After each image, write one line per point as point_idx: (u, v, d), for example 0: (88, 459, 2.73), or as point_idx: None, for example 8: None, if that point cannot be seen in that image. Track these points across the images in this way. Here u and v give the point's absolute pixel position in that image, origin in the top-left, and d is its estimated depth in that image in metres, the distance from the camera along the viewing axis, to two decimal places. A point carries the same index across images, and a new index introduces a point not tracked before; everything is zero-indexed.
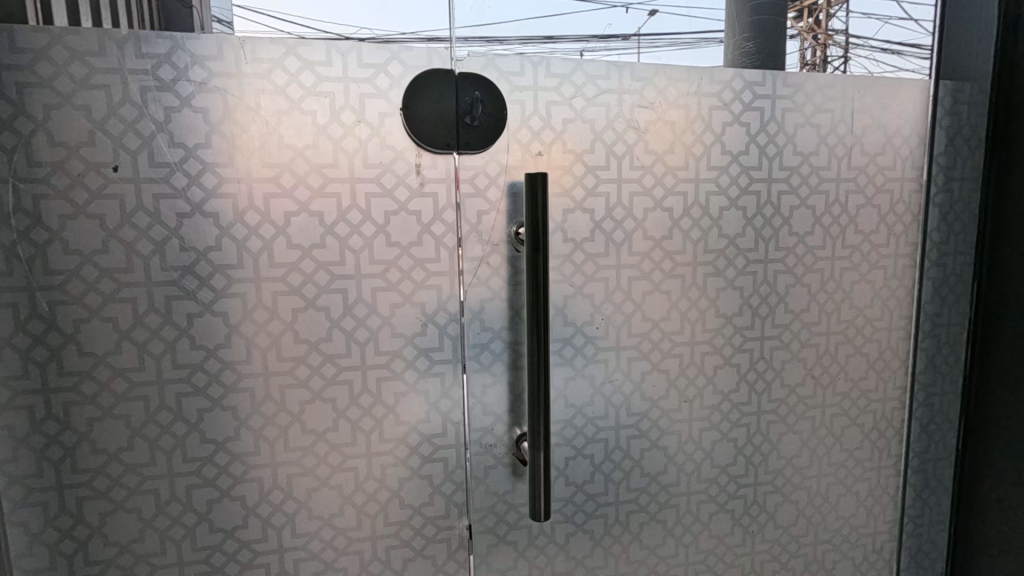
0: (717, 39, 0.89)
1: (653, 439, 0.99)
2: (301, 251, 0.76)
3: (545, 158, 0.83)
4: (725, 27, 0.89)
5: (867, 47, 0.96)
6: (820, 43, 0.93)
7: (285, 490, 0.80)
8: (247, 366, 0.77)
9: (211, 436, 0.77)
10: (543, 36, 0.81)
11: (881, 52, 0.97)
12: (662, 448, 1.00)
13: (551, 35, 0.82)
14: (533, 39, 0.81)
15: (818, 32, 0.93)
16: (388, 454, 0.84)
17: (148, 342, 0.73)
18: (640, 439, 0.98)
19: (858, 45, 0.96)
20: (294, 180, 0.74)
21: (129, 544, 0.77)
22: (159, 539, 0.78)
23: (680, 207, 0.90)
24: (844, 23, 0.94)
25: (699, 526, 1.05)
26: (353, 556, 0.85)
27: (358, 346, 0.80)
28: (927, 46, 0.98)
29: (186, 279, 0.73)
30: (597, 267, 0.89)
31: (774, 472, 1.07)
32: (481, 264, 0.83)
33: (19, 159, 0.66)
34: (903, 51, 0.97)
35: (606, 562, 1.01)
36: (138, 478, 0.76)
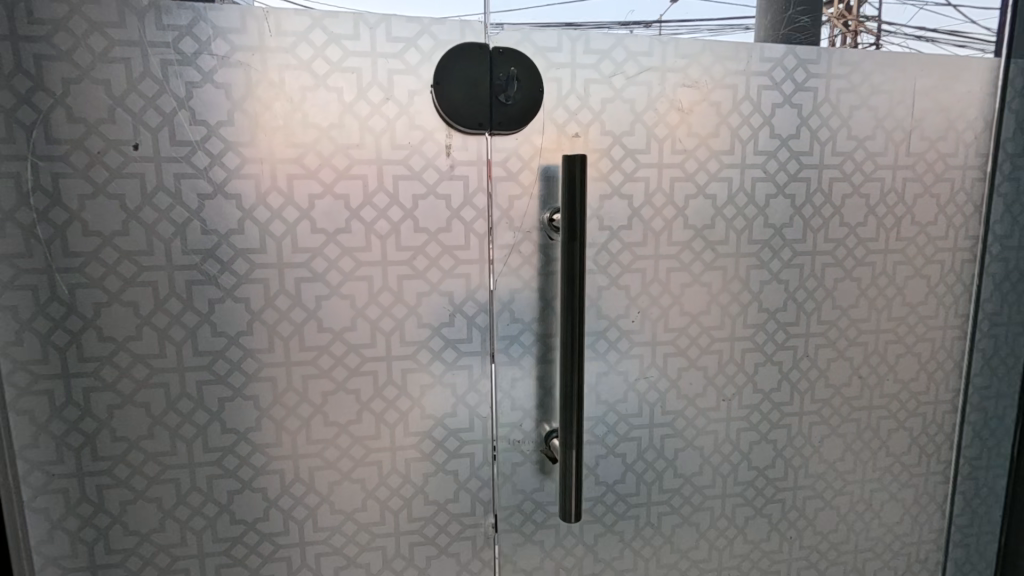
0: (741, 27, 0.81)
1: (687, 439, 0.94)
2: (325, 236, 0.72)
3: (582, 141, 0.78)
4: (754, 13, 0.82)
5: (900, 34, 0.88)
6: (852, 29, 0.86)
7: (307, 483, 0.78)
8: (270, 355, 0.74)
9: (232, 425, 0.75)
10: (563, 22, 0.75)
11: (915, 39, 0.89)
12: (697, 449, 0.95)
13: (572, 22, 0.76)
14: (551, 26, 0.75)
15: (849, 19, 0.85)
16: (413, 448, 0.80)
17: (169, 328, 0.71)
18: (674, 439, 0.93)
19: (891, 32, 0.88)
20: (319, 161, 0.71)
21: (149, 534, 0.75)
22: (179, 530, 0.76)
23: (723, 194, 0.85)
24: (877, 9, 0.87)
25: (734, 530, 1.00)
26: (376, 552, 0.82)
27: (384, 336, 0.77)
28: (965, 34, 0.91)
29: (208, 263, 0.70)
30: (634, 256, 0.84)
31: (815, 476, 1.02)
32: (512, 252, 0.79)
33: (37, 136, 0.64)
34: (938, 39, 0.89)
35: (636, 565, 0.96)
36: (158, 466, 0.74)
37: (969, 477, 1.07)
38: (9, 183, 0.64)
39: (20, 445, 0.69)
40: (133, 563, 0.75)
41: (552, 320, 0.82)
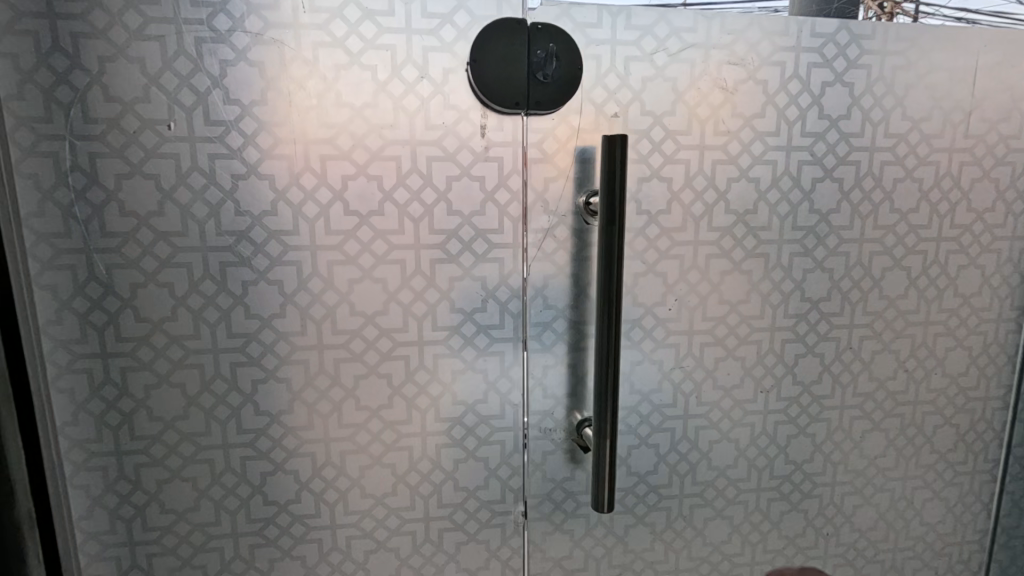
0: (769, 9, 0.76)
1: (722, 431, 0.91)
2: (358, 218, 0.71)
3: (620, 121, 0.75)
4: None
5: (938, 16, 0.82)
6: (886, 11, 0.80)
7: (338, 467, 0.78)
8: (302, 338, 0.73)
9: (265, 408, 0.75)
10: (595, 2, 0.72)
11: (954, 21, 0.82)
12: (732, 441, 0.92)
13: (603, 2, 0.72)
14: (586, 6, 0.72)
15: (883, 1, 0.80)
16: (444, 434, 0.79)
17: (203, 310, 0.71)
18: (708, 431, 0.91)
19: (928, 14, 0.82)
20: (352, 142, 0.69)
21: (185, 513, 0.76)
22: (214, 510, 0.76)
23: (767, 178, 0.81)
24: None
25: (768, 525, 0.98)
26: (405, 536, 0.82)
27: (415, 321, 0.75)
28: (1011, 15, 0.83)
29: (241, 245, 0.70)
30: (671, 242, 0.81)
31: (854, 471, 0.98)
32: (546, 237, 0.77)
33: (75, 115, 0.64)
34: (980, 20, 0.83)
35: (666, 558, 0.95)
36: (193, 447, 0.74)
37: (1018, 476, 1.03)
38: (48, 162, 0.65)
39: (61, 423, 0.71)
40: (169, 540, 0.76)
41: (586, 307, 0.80)
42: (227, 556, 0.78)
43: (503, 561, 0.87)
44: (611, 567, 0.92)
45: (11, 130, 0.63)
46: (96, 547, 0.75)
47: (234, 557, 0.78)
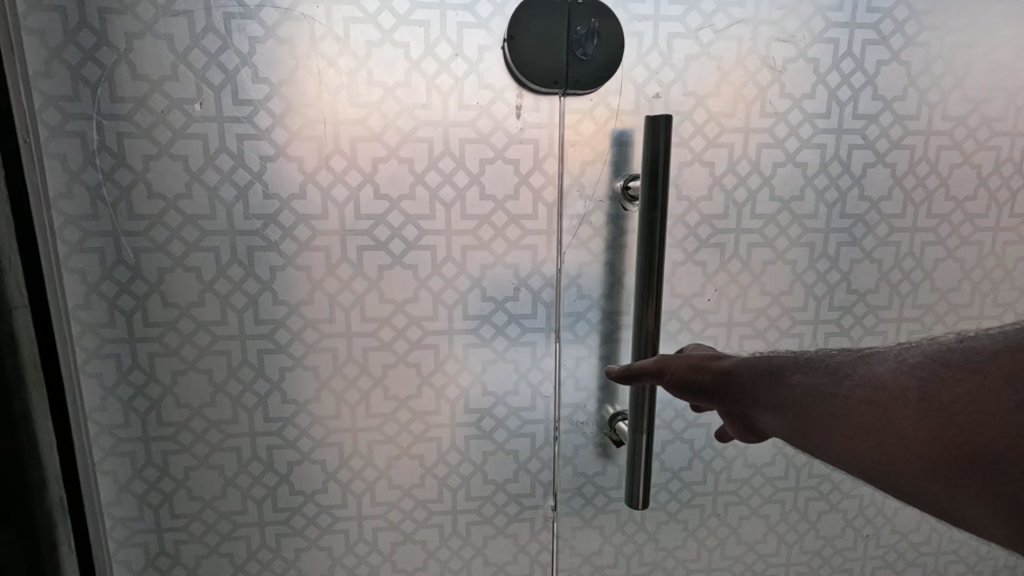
0: None
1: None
2: (388, 202, 0.69)
3: (662, 102, 0.72)
4: None
5: None
6: None
7: (365, 458, 0.76)
8: (331, 325, 0.72)
9: (292, 395, 0.73)
10: None
11: None
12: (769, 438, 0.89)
13: None
14: None
15: None
16: (474, 426, 0.77)
17: (230, 295, 0.69)
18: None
19: None
20: (383, 122, 0.67)
21: (212, 500, 0.75)
22: (241, 498, 0.75)
23: (816, 162, 0.77)
24: None
25: (805, 524, 0.94)
26: (432, 529, 0.79)
27: (446, 309, 0.73)
28: None
29: (269, 229, 0.68)
30: (712, 230, 0.78)
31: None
32: (581, 224, 0.74)
33: (102, 94, 0.62)
34: None
35: (698, 556, 0.92)
36: (221, 434, 0.73)
37: None
38: (76, 142, 0.63)
39: (90, 408, 0.70)
40: (196, 528, 0.75)
41: (621, 296, 0.77)
42: (253, 545, 0.77)
43: (532, 557, 0.84)
44: (641, 565, 0.89)
45: (39, 109, 0.62)
46: (125, 533, 0.74)
47: (261, 546, 0.77)
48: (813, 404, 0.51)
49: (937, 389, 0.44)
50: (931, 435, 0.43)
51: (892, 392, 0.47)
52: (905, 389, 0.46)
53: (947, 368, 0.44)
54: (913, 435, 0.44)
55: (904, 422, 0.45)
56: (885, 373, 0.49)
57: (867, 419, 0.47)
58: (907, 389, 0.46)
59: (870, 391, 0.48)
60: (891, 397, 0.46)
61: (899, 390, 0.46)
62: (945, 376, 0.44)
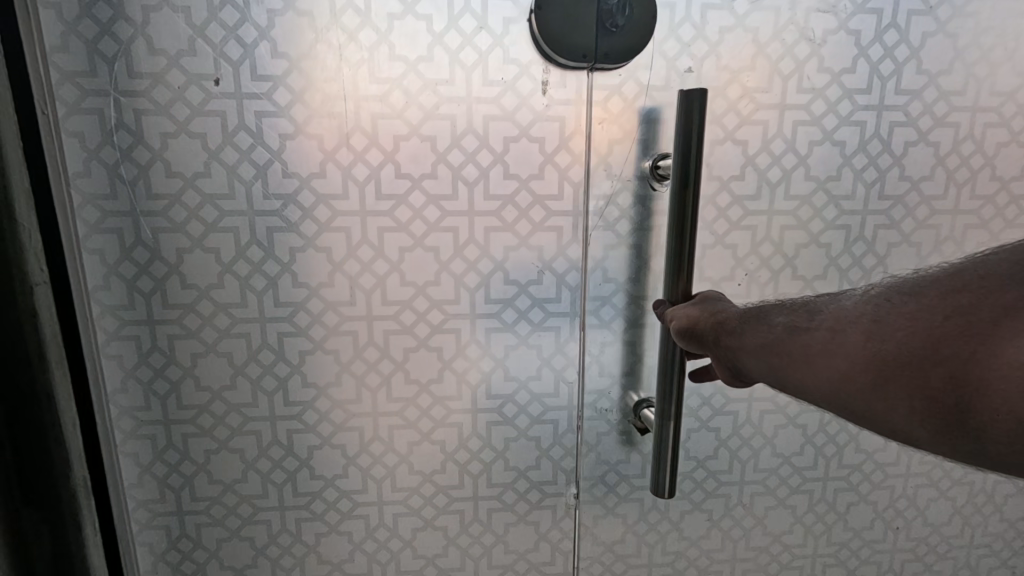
0: None
1: (788, 415, 0.86)
2: (410, 181, 0.67)
3: (695, 77, 0.68)
4: None
5: None
6: None
7: (387, 443, 0.74)
8: (351, 308, 0.70)
9: (313, 379, 0.72)
10: None
11: None
12: (798, 427, 0.86)
13: None
14: None
15: None
16: (496, 413, 0.75)
17: (249, 277, 0.68)
18: (773, 416, 0.85)
19: None
20: (406, 99, 0.65)
21: (234, 484, 0.74)
22: (262, 483, 0.75)
23: (854, 141, 0.74)
24: None
25: (833, 516, 0.92)
26: (453, 515, 0.78)
27: (468, 292, 0.71)
28: None
29: (289, 209, 0.67)
30: (744, 211, 0.74)
31: (931, 463, 0.91)
32: (608, 205, 0.71)
33: (119, 69, 0.61)
34: None
35: (723, 547, 0.89)
36: (241, 418, 0.72)
37: None
38: (93, 120, 0.62)
39: (111, 390, 0.69)
40: (218, 511, 0.75)
41: (649, 280, 0.74)
42: (273, 529, 0.76)
43: (553, 546, 0.82)
44: (664, 554, 0.87)
45: (56, 85, 0.61)
46: (147, 516, 0.74)
47: (281, 530, 0.77)
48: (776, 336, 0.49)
49: (890, 311, 0.42)
50: (881, 353, 0.41)
51: (849, 319, 0.45)
52: (861, 315, 0.44)
53: (904, 293, 0.42)
54: (867, 355, 0.42)
55: (856, 343, 0.43)
56: (846, 305, 0.46)
57: (828, 347, 0.45)
58: (862, 314, 0.44)
59: (832, 322, 0.46)
60: (846, 324, 0.44)
61: (856, 316, 0.44)
62: (900, 298, 0.42)
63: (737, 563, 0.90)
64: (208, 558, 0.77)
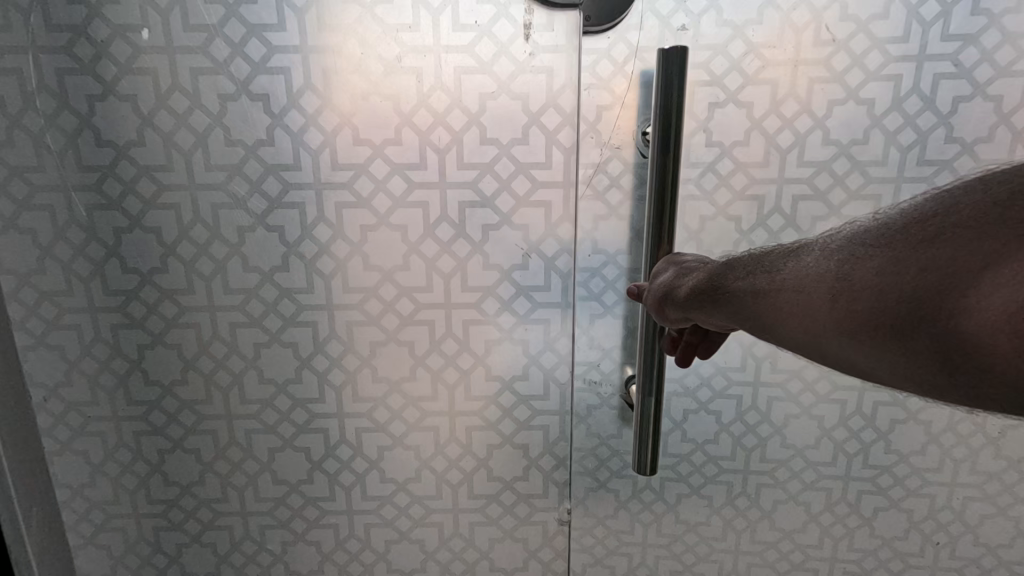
0: None
1: (801, 404, 0.69)
2: (370, 149, 0.57)
3: (690, 35, 0.58)
4: None
5: None
6: None
7: (353, 447, 0.66)
8: (309, 297, 0.62)
9: (271, 375, 0.64)
10: None
11: None
12: (815, 420, 0.70)
13: None
14: None
15: None
16: (475, 416, 0.65)
17: (196, 260, 0.60)
18: (786, 405, 0.69)
19: None
20: (348, 60, 0.55)
21: (192, 486, 0.68)
22: (222, 486, 0.68)
23: (886, 99, 0.60)
24: None
25: (858, 520, 0.74)
26: (430, 528, 0.70)
27: (442, 279, 0.61)
28: None
29: (235, 182, 0.58)
30: (750, 179, 0.63)
31: (987, 473, 0.71)
32: (597, 174, 0.60)
33: (36, 23, 0.53)
34: None
35: (722, 541, 0.75)
36: (195, 416, 0.65)
37: None
38: (11, 81, 0.55)
39: (55, 383, 0.63)
40: (174, 513, 0.69)
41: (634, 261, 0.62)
42: (237, 536, 0.70)
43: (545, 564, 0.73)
44: (657, 539, 0.74)
45: None
46: (103, 516, 0.68)
47: (245, 537, 0.70)
48: (736, 303, 0.40)
49: (860, 262, 0.32)
50: (853, 316, 0.31)
51: (808, 277, 0.35)
52: (823, 272, 0.34)
53: (878, 233, 0.32)
54: (837, 320, 0.32)
55: (822, 307, 0.33)
56: (806, 258, 0.36)
57: (789, 311, 0.35)
58: (825, 269, 0.34)
59: (792, 280, 0.36)
60: (805, 284, 0.35)
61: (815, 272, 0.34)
62: (871, 243, 0.32)
63: (739, 560, 0.76)
64: (169, 561, 0.71)
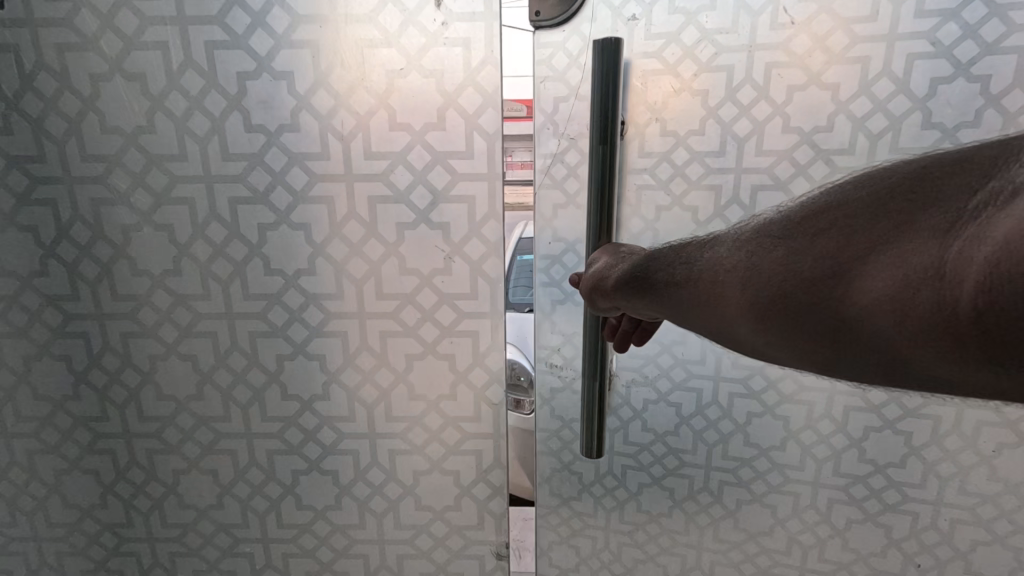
0: None
1: (765, 403, 0.60)
2: (265, 135, 0.50)
3: (641, 24, 0.53)
4: None
5: None
6: None
7: (265, 471, 0.60)
8: (206, 305, 0.55)
9: (170, 391, 0.57)
10: None
11: None
12: (786, 425, 0.60)
13: None
14: None
15: None
16: (399, 438, 0.58)
17: (78, 263, 0.54)
18: (756, 410, 0.60)
19: None
20: (227, 38, 0.47)
21: (96, 512, 0.62)
22: (128, 512, 0.62)
23: (851, 86, 0.51)
24: None
25: (842, 550, 0.64)
26: (356, 560, 0.63)
27: (354, 285, 0.54)
28: None
29: (115, 175, 0.51)
30: (688, 182, 0.57)
31: (992, 514, 0.59)
32: (556, 164, 0.53)
33: None
34: None
35: (682, 549, 0.66)
36: (90, 434, 0.59)
37: None
38: None
39: None
40: (79, 540, 0.63)
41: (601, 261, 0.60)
42: (144, 564, 0.64)
43: None
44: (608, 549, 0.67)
45: None
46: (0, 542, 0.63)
47: (154, 565, 0.64)
48: (658, 296, 0.37)
49: (773, 252, 0.30)
50: (768, 307, 0.29)
51: (723, 269, 0.32)
52: (735, 262, 0.32)
53: (798, 215, 0.30)
54: (754, 313, 0.30)
55: (738, 299, 0.31)
56: (720, 248, 0.34)
57: (707, 305, 0.33)
58: (738, 260, 0.31)
59: (721, 266, 0.33)
60: (721, 275, 0.32)
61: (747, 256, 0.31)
62: (786, 233, 0.30)
63: (703, 574, 0.67)
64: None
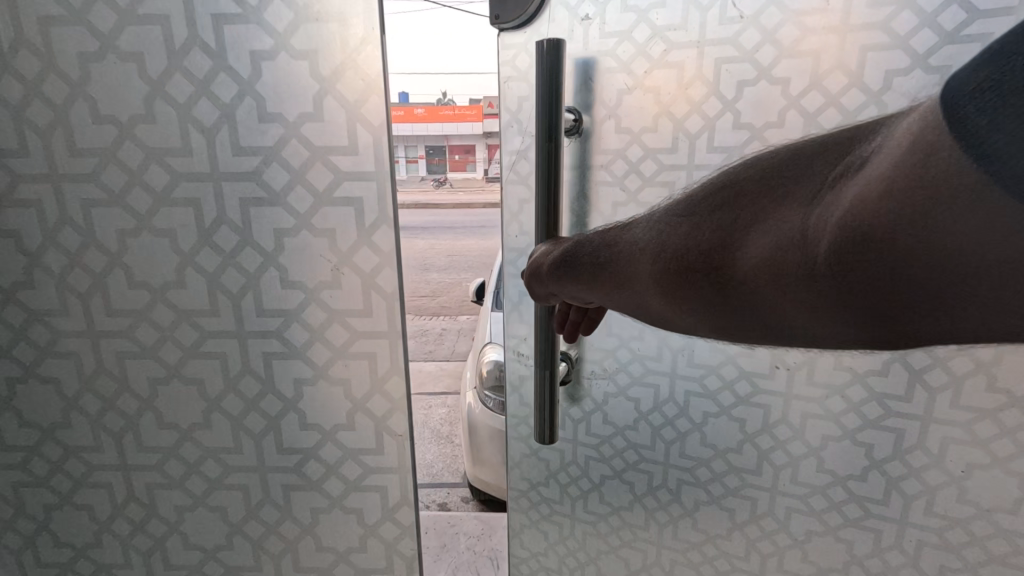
0: None
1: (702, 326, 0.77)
2: (272, 140, 0.63)
3: (594, 24, 0.71)
4: None
5: None
6: None
7: (280, 405, 0.75)
8: (232, 275, 0.69)
9: (205, 342, 0.72)
10: None
11: None
12: (723, 353, 0.77)
13: None
14: None
15: None
16: (389, 382, 0.73)
17: (125, 240, 0.67)
18: (704, 337, 0.77)
19: None
20: (238, 66, 0.61)
21: (149, 444, 0.77)
22: (174, 438, 0.77)
23: (797, 78, 0.64)
24: None
25: (783, 457, 0.78)
26: (357, 481, 0.79)
27: (341, 259, 0.68)
28: None
29: (153, 171, 0.65)
30: (660, 166, 0.73)
31: (899, 431, 0.71)
32: (519, 158, 0.80)
33: None
34: None
35: (650, 445, 0.86)
36: (141, 378, 0.73)
37: None
38: None
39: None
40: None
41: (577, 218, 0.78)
42: (179, 482, 0.79)
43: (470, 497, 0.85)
44: (588, 435, 0.89)
45: None
46: (81, 472, 0.78)
47: (192, 481, 0.79)
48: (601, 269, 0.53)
49: (671, 234, 0.46)
50: (668, 270, 0.45)
51: (640, 247, 0.49)
52: (649, 242, 0.48)
53: (682, 210, 0.47)
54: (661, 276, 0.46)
55: (651, 266, 0.47)
56: (638, 232, 0.50)
57: (634, 272, 0.49)
58: (651, 240, 0.48)
59: (641, 245, 0.49)
60: (639, 252, 0.48)
61: (648, 248, 0.48)
62: (677, 222, 0.46)
63: (667, 470, 0.86)
64: (146, 515, 0.81)
